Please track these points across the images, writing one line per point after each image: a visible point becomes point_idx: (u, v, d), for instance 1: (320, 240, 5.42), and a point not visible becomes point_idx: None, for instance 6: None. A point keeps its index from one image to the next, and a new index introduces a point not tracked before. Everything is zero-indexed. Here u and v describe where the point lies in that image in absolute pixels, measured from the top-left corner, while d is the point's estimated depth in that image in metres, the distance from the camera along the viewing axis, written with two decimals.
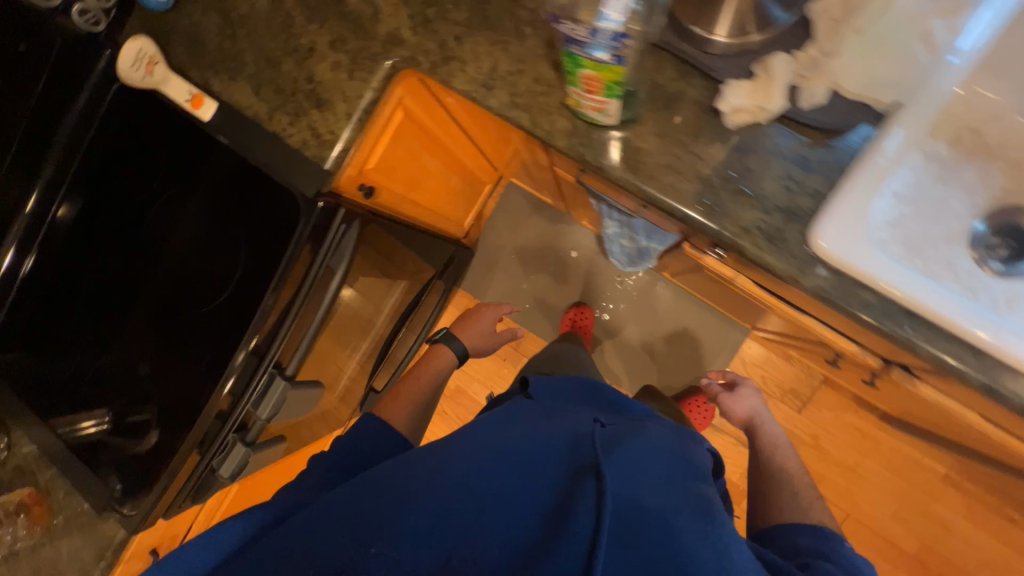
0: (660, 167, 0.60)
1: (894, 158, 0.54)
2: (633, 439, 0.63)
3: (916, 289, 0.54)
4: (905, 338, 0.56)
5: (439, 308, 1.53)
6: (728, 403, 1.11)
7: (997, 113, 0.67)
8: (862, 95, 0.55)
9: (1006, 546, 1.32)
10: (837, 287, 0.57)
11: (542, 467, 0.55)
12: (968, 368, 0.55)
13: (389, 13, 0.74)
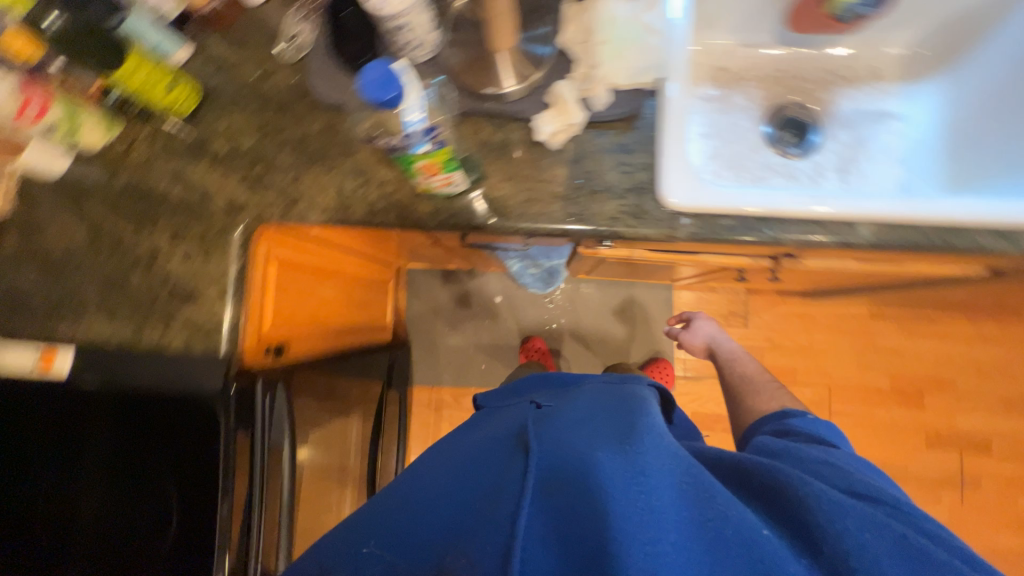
0: (523, 203, 0.67)
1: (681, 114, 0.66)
2: (570, 410, 0.66)
3: (750, 198, 0.65)
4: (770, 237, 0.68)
5: (403, 416, 1.46)
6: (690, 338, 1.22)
7: (728, 51, 0.86)
8: (636, 82, 0.66)
9: (943, 340, 1.54)
10: (702, 227, 0.67)
11: (483, 459, 0.60)
12: (818, 235, 0.67)
13: (219, 186, 0.74)
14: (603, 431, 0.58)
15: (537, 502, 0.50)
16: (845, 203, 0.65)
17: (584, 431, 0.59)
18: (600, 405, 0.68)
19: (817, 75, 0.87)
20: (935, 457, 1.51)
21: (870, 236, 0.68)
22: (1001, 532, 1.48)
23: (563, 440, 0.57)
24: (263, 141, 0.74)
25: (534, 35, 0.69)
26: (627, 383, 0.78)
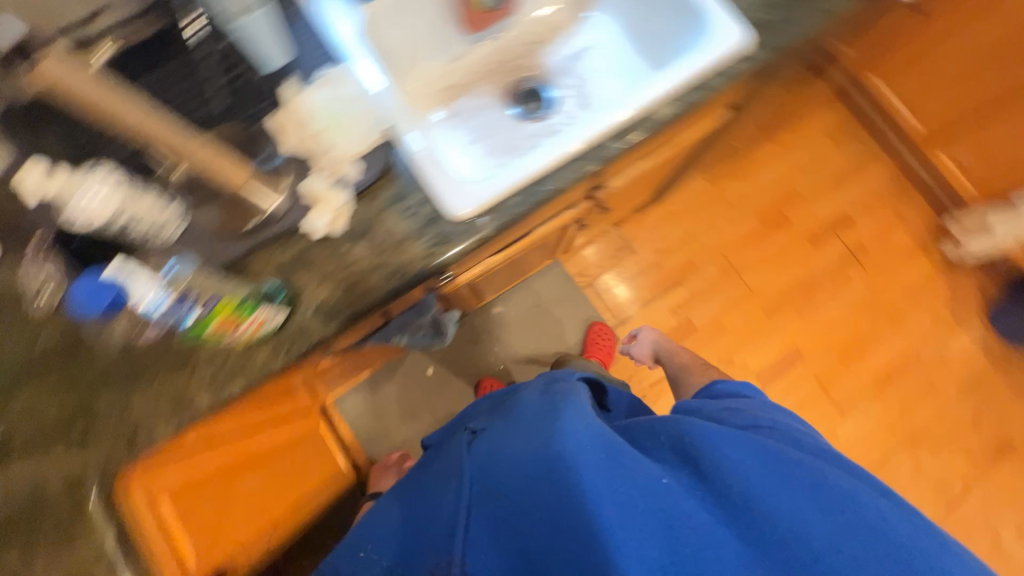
0: (348, 292, 0.70)
1: (423, 146, 0.73)
2: (509, 416, 0.83)
3: (516, 173, 0.72)
4: (555, 189, 0.74)
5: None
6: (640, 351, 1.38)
7: (446, 69, 0.96)
8: (370, 143, 0.72)
9: (769, 166, 1.79)
10: (500, 215, 0.72)
11: (444, 483, 0.80)
12: (589, 163, 0.75)
13: (45, 473, 0.66)
14: (535, 432, 0.74)
15: (490, 502, 0.70)
16: (587, 131, 0.74)
17: (518, 437, 0.75)
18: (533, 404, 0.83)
19: (521, 47, 1.00)
20: (824, 252, 1.73)
21: (626, 139, 0.75)
22: (902, 271, 1.72)
23: (502, 450, 0.75)
24: (65, 399, 0.67)
25: (259, 156, 0.69)
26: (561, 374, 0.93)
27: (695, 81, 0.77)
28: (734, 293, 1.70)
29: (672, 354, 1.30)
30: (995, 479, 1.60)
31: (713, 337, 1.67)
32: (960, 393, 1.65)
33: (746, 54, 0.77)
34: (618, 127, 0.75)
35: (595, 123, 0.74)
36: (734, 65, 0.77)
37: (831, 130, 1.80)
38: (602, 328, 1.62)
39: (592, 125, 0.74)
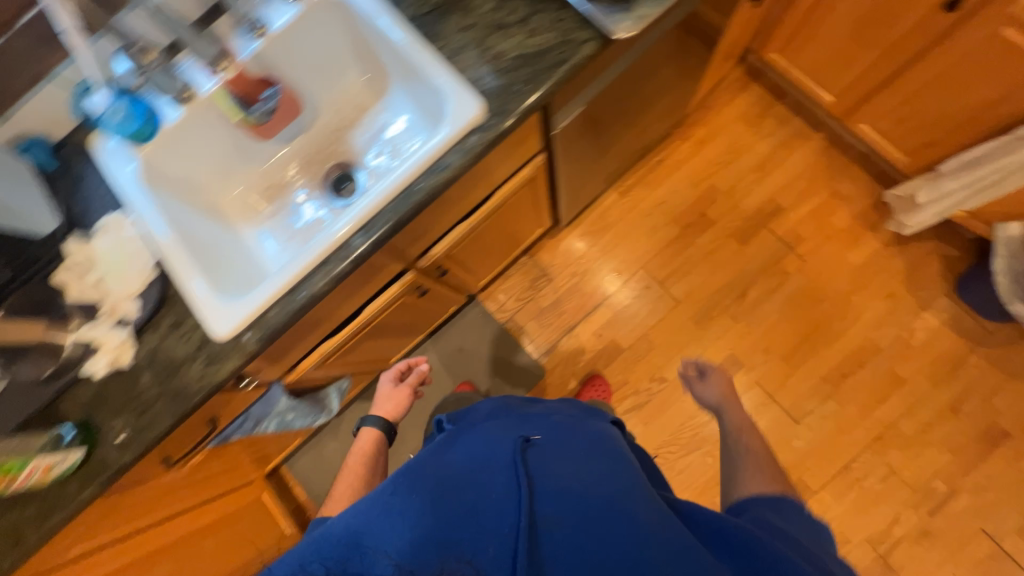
0: (140, 420, 0.76)
1: (193, 274, 0.79)
2: (560, 437, 0.69)
3: (271, 285, 0.76)
4: (311, 294, 0.77)
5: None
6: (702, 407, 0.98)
7: (264, 170, 1.02)
8: (144, 279, 0.79)
9: (684, 164, 1.70)
10: (264, 328, 0.77)
11: (495, 464, 0.62)
12: (340, 263, 0.77)
13: None
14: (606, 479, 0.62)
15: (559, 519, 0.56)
16: (331, 234, 0.76)
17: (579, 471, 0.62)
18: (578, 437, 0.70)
19: (330, 136, 1.03)
20: (755, 248, 1.61)
21: (372, 234, 0.77)
22: (845, 255, 1.57)
23: (560, 472, 0.61)
24: None
25: (53, 310, 0.78)
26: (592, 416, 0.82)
27: (430, 167, 0.77)
28: (661, 306, 1.62)
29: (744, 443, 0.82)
30: (982, 478, 1.41)
31: (642, 357, 1.60)
32: (933, 382, 1.47)
33: (480, 126, 0.76)
34: (361, 225, 0.77)
35: (339, 225, 0.77)
36: (470, 139, 0.77)
37: (747, 114, 1.69)
38: (600, 382, 1.57)
39: (332, 229, 0.76)
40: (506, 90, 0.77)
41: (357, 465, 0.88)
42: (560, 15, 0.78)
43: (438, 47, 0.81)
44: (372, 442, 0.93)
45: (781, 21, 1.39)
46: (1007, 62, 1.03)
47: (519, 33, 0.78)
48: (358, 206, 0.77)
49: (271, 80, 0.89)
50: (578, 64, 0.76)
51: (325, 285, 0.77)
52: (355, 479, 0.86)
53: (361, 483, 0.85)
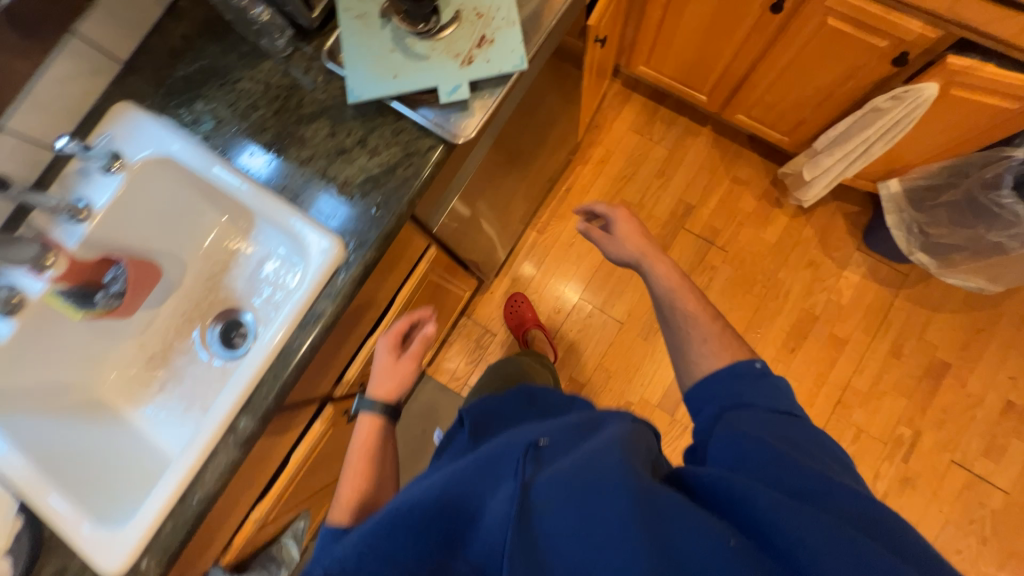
0: None
1: (66, 511, 0.70)
2: (576, 432, 0.56)
3: (154, 503, 0.68)
4: (205, 498, 0.68)
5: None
6: (613, 248, 0.90)
7: (139, 343, 0.91)
8: (12, 530, 0.70)
9: (591, 187, 1.71)
10: (159, 551, 0.68)
11: (491, 473, 0.51)
12: (229, 454, 0.69)
13: None
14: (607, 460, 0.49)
15: (554, 503, 0.46)
16: (208, 427, 0.68)
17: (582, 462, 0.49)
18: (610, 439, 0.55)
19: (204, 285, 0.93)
20: (678, 252, 1.63)
21: (256, 412, 0.70)
22: (762, 235, 1.62)
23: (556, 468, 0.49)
24: None
25: None
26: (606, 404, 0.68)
27: (302, 320, 0.71)
28: (608, 331, 1.61)
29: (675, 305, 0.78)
30: (940, 413, 1.47)
31: (603, 387, 1.59)
32: (871, 335, 1.53)
33: (344, 262, 0.71)
34: (242, 406, 0.70)
35: (216, 415, 0.69)
36: (337, 279, 0.71)
37: (635, 125, 1.72)
38: None
39: (209, 421, 0.68)
40: (363, 218, 0.72)
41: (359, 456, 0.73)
42: (398, 128, 0.74)
43: (281, 188, 0.75)
44: (372, 433, 0.76)
45: (636, 41, 1.43)
46: (838, 49, 1.09)
47: (361, 155, 0.74)
48: (233, 388, 0.69)
49: (110, 258, 0.81)
50: (429, 174, 0.72)
51: (219, 483, 0.69)
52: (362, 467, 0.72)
53: (366, 473, 0.71)
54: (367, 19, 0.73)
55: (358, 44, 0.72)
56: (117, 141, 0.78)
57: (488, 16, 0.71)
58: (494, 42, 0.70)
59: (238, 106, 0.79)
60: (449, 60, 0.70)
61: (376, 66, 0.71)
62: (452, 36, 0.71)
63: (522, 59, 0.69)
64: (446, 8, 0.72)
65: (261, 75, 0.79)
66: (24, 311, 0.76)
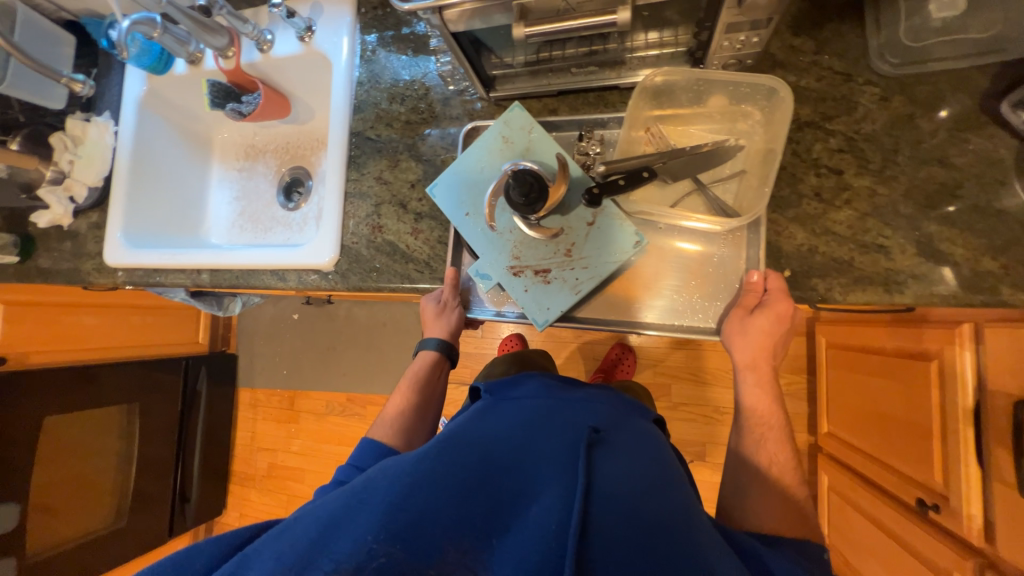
0: (50, 267, 1.04)
1: (118, 202, 0.99)
2: (623, 437, 0.63)
3: (152, 257, 0.96)
4: (160, 283, 0.97)
5: (188, 403, 1.85)
6: (730, 331, 0.66)
7: (252, 131, 1.13)
8: (97, 180, 1.01)
9: (661, 345, 1.53)
10: (131, 277, 0.98)
11: (542, 451, 0.58)
12: (189, 278, 0.94)
13: None
14: (655, 469, 0.59)
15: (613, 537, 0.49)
16: (195, 255, 0.92)
17: (647, 470, 0.58)
18: (646, 434, 0.68)
19: (310, 143, 1.09)
20: None
21: (211, 279, 0.92)
22: None
23: (625, 472, 0.56)
24: None
25: (43, 154, 1.03)
26: (637, 404, 0.79)
27: (278, 269, 0.87)
28: None
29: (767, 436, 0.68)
30: None
31: None
32: None
33: (323, 272, 0.82)
34: (213, 269, 0.92)
35: (204, 255, 0.92)
36: (312, 275, 0.83)
37: None
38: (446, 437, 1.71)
39: (198, 254, 0.92)
40: (364, 265, 0.80)
41: (411, 392, 0.84)
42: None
43: (351, 176, 0.82)
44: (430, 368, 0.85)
45: (840, 322, 1.14)
46: None
47: (407, 222, 0.79)
48: (212, 254, 0.91)
49: (259, 84, 0.94)
50: (422, 288, 0.78)
51: (166, 284, 0.96)
52: (406, 402, 0.83)
53: (417, 410, 0.82)
54: (508, 145, 0.72)
55: (481, 159, 0.72)
56: (320, 20, 0.88)
57: (572, 261, 0.70)
58: (546, 283, 0.70)
59: (399, 82, 0.82)
60: (506, 254, 0.71)
61: (468, 193, 0.73)
62: (532, 242, 0.71)
63: (543, 322, 0.69)
64: (559, 216, 0.70)
65: (433, 80, 0.80)
66: (197, 68, 0.97)
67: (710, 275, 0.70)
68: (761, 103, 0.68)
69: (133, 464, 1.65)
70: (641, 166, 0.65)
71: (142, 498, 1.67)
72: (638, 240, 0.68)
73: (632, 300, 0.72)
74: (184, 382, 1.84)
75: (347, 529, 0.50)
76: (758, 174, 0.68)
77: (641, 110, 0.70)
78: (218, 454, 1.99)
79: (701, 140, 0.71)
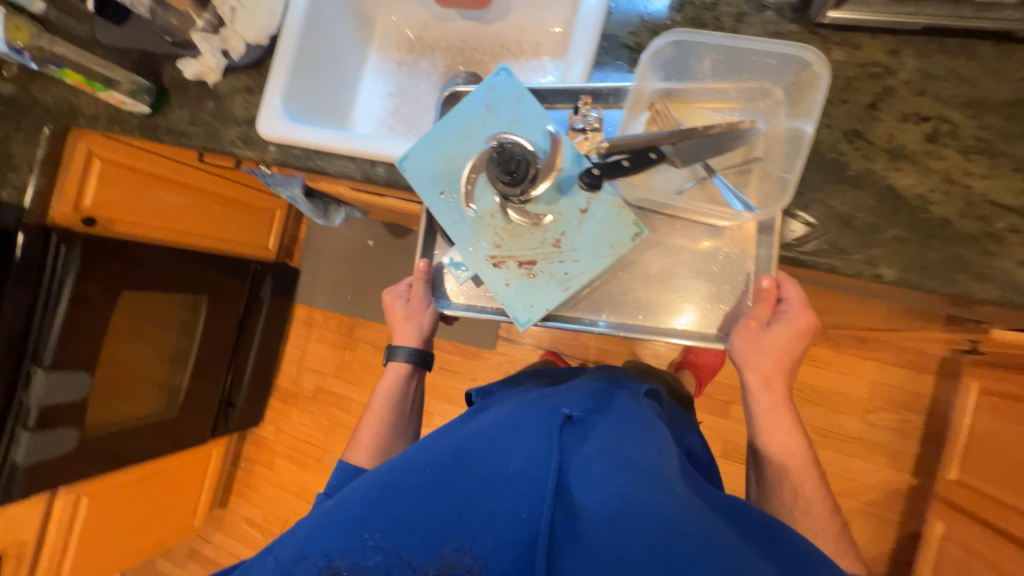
0: (188, 126, 0.94)
1: (277, 68, 0.86)
2: (596, 433, 0.69)
3: (313, 136, 0.84)
4: (320, 167, 0.85)
5: (249, 308, 1.77)
6: (742, 343, 0.70)
7: (424, 22, 0.99)
8: (258, 40, 0.88)
9: None
10: (282, 154, 0.87)
11: (514, 444, 0.65)
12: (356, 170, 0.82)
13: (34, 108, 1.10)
14: (622, 456, 0.64)
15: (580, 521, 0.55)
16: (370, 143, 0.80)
17: (609, 459, 0.64)
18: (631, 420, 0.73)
19: (492, 49, 0.97)
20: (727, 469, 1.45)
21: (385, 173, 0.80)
22: None
23: (589, 464, 0.62)
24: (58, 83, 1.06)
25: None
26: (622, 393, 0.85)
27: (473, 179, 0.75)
28: None
29: (778, 459, 0.74)
30: None
31: None
32: None
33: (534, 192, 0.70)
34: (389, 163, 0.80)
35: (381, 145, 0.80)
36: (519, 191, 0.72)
37: (882, 389, 1.34)
38: None
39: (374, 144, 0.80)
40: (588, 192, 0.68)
41: (381, 410, 0.95)
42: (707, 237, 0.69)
43: None
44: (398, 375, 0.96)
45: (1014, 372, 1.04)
46: None
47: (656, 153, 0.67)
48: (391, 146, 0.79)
49: None
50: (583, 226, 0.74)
51: (326, 170, 0.85)
52: (378, 421, 0.94)
53: (386, 425, 0.94)
54: (491, 113, 0.77)
55: (459, 123, 0.78)
56: None
57: (561, 253, 0.75)
58: (529, 275, 0.75)
59: None
60: (489, 242, 0.77)
61: (443, 171, 0.78)
62: (517, 229, 0.76)
63: (526, 320, 0.74)
64: (541, 200, 0.75)
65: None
66: None
67: (715, 273, 0.75)
68: (778, 76, 0.71)
69: (188, 362, 1.58)
70: (646, 148, 0.67)
71: (193, 393, 1.61)
72: (637, 232, 0.73)
73: (645, 303, 0.77)
74: (251, 285, 1.76)
75: (321, 540, 0.57)
76: (776, 162, 0.70)
77: (648, 86, 0.72)
78: (265, 366, 1.92)
79: (718, 119, 0.73)
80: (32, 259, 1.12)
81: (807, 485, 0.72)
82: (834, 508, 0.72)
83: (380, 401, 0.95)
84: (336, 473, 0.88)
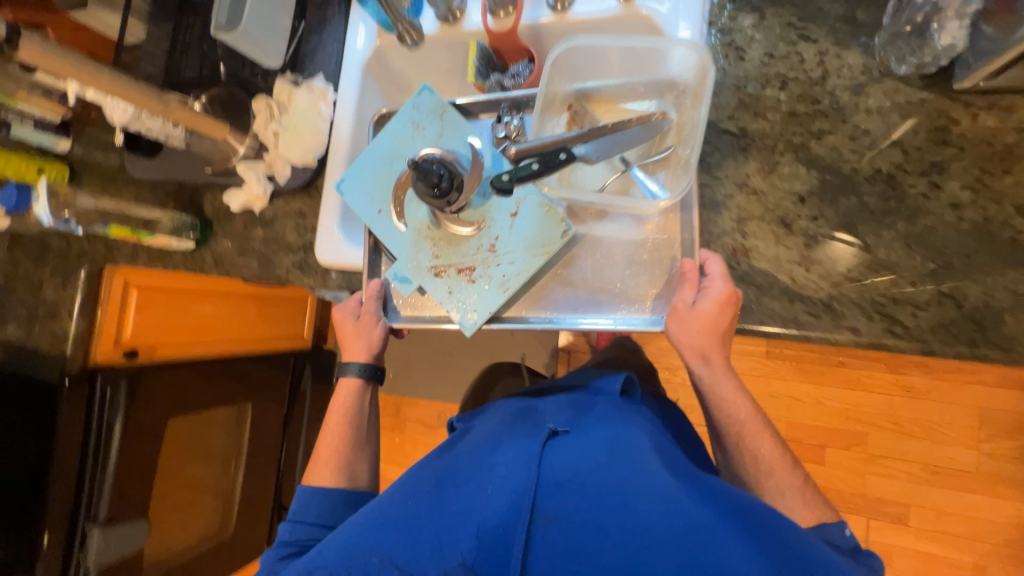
0: (237, 256, 0.88)
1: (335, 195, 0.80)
2: (577, 434, 0.66)
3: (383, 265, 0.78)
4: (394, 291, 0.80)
5: (291, 403, 1.69)
6: (673, 326, 0.59)
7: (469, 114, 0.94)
8: (305, 162, 0.82)
9: (859, 389, 1.32)
10: (347, 280, 0.82)
11: (496, 462, 0.64)
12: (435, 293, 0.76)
13: (68, 252, 1.04)
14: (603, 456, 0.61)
15: (553, 527, 0.55)
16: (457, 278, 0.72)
17: (589, 459, 0.60)
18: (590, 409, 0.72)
19: None
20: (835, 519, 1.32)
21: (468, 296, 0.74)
22: None
23: (565, 469, 0.59)
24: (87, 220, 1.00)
25: (241, 121, 0.86)
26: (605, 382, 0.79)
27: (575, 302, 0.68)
28: None
29: (729, 426, 0.66)
30: None
31: None
32: None
33: None
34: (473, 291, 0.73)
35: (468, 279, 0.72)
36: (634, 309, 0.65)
37: (990, 413, 1.24)
38: None
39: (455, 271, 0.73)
40: None
41: (336, 426, 0.80)
42: (870, 348, 0.54)
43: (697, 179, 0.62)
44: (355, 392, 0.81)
45: None
46: None
47: (794, 247, 0.58)
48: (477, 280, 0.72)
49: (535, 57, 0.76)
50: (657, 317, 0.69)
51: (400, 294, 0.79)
52: (338, 439, 0.79)
53: (346, 443, 0.79)
54: (419, 130, 0.76)
55: (385, 143, 0.76)
56: None
57: (496, 257, 0.70)
58: (471, 282, 0.71)
59: (774, 60, 0.61)
60: (426, 254, 0.73)
61: (377, 190, 0.76)
62: (455, 240, 0.72)
63: (471, 326, 0.69)
64: (474, 208, 0.72)
65: (840, 63, 0.58)
66: (451, 28, 0.78)
67: (644, 261, 0.67)
68: (680, 69, 0.65)
69: (237, 474, 1.49)
70: (556, 148, 0.61)
71: (247, 505, 1.52)
72: (565, 229, 0.68)
73: (578, 292, 0.69)
74: (291, 378, 1.68)
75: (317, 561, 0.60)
76: (685, 146, 0.65)
77: (557, 86, 0.69)
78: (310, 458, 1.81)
79: (635, 113, 0.69)
80: (81, 406, 1.07)
81: (763, 445, 0.65)
82: (792, 461, 0.66)
83: (330, 415, 0.80)
84: (298, 497, 0.77)
